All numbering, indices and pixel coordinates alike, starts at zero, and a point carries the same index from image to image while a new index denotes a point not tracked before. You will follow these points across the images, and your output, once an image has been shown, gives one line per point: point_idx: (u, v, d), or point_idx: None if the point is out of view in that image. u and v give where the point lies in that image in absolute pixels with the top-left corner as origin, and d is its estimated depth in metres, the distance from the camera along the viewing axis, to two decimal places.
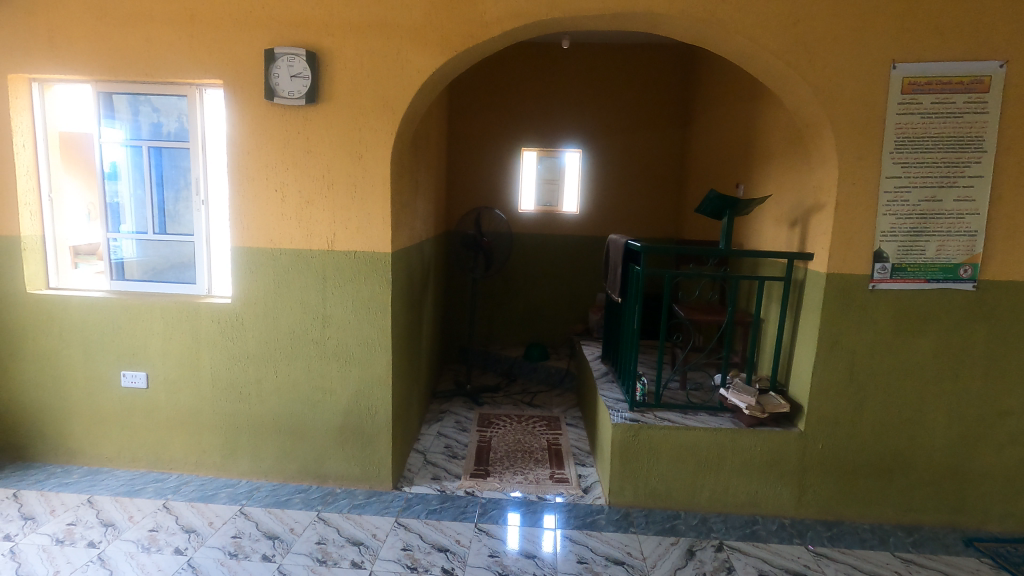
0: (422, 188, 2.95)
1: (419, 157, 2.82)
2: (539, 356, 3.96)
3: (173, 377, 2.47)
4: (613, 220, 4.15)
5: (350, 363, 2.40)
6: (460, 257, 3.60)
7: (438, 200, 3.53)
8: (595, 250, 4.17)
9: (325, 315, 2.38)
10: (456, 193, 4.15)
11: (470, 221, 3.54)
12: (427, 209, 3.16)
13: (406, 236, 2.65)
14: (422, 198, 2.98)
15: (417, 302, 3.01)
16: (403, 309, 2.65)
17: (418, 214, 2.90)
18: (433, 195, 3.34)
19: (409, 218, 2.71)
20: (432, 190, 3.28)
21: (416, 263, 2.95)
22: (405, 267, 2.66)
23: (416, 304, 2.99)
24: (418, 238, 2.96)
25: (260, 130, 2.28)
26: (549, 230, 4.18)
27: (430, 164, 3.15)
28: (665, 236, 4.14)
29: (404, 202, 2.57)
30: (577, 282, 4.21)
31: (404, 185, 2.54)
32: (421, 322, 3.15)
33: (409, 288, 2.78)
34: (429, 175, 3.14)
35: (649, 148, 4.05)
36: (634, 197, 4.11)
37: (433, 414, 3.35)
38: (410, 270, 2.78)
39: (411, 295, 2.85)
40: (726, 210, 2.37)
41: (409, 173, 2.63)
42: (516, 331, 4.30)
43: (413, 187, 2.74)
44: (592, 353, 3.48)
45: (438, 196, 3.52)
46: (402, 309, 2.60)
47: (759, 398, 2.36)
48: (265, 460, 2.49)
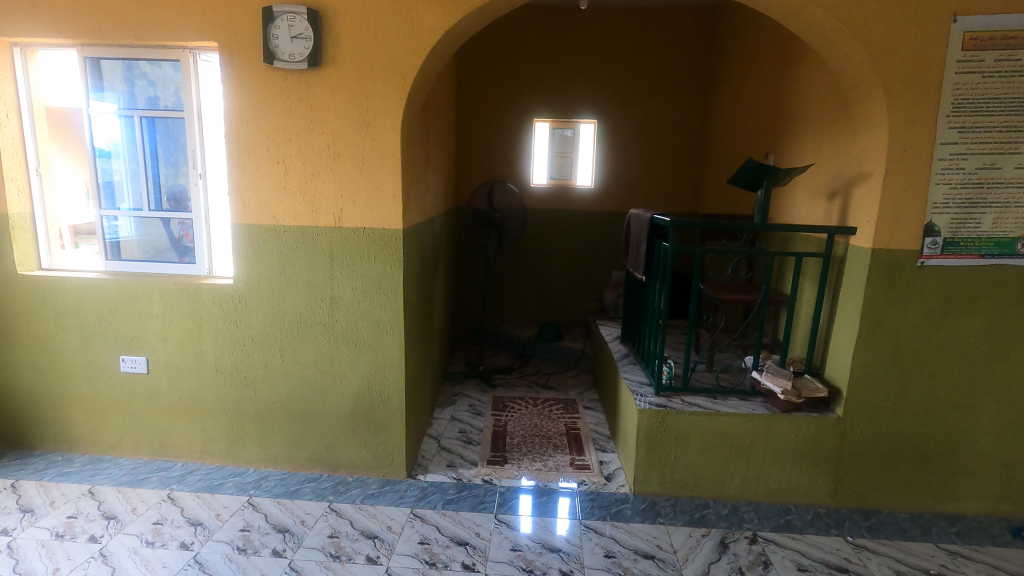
0: (432, 161, 2.78)
1: (429, 127, 2.65)
2: (553, 337, 3.83)
3: (174, 362, 2.35)
4: (630, 194, 3.97)
5: (360, 347, 2.27)
6: (470, 233, 3.44)
7: (447, 174, 3.36)
8: (610, 226, 4.00)
9: (333, 296, 2.24)
10: (465, 167, 3.97)
11: (482, 196, 3.38)
12: (437, 183, 3.00)
13: (417, 213, 2.49)
14: (432, 172, 2.81)
15: (429, 282, 2.87)
16: (415, 290, 2.51)
17: (428, 188, 2.74)
18: (443, 169, 3.17)
19: (420, 192, 2.56)
20: (442, 163, 3.12)
21: (427, 241, 2.80)
22: (416, 244, 2.51)
23: (428, 285, 2.85)
24: (428, 214, 2.80)
25: (259, 97, 2.11)
26: (562, 205, 4.01)
27: (439, 135, 2.98)
28: (684, 211, 3.97)
29: (415, 176, 2.41)
30: (592, 260, 4.06)
31: (414, 157, 2.38)
32: (432, 303, 3.01)
33: (420, 267, 2.64)
34: (439, 148, 2.96)
35: (668, 119, 3.85)
36: (652, 170, 3.93)
37: (445, 397, 3.23)
38: (421, 249, 2.63)
39: (423, 275, 2.71)
40: (762, 180, 2.19)
41: (420, 144, 2.46)
42: (529, 310, 4.16)
43: (423, 160, 2.57)
44: (609, 333, 3.35)
45: (447, 170, 3.35)
46: (414, 290, 2.46)
47: (795, 382, 2.22)
48: (273, 447, 2.38)
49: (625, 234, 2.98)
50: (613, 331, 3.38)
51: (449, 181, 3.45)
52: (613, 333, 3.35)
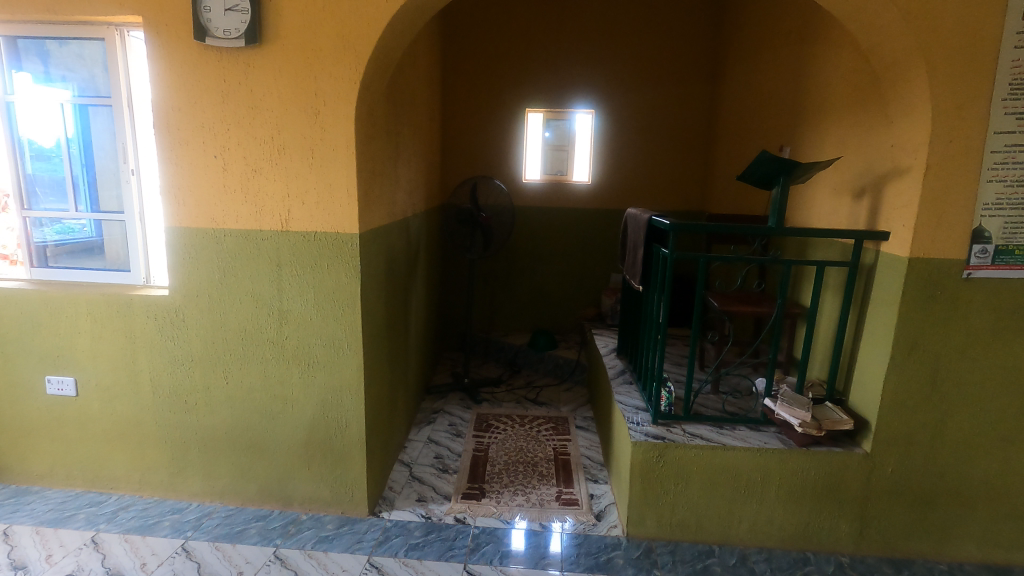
0: (404, 156, 2.49)
1: (399, 117, 2.35)
2: (546, 344, 3.54)
3: (106, 384, 2.07)
4: (631, 191, 3.66)
5: (314, 368, 1.99)
6: (453, 235, 3.15)
7: (427, 169, 3.06)
8: (608, 226, 3.70)
9: (282, 310, 1.96)
10: (452, 161, 3.68)
11: (463, 192, 3.07)
12: (413, 180, 2.71)
13: (383, 214, 2.20)
14: (405, 167, 2.52)
15: (403, 290, 2.59)
16: (382, 300, 2.22)
17: (400, 186, 2.45)
18: (420, 164, 2.88)
19: (388, 189, 2.26)
20: (419, 158, 2.83)
21: (400, 244, 2.51)
22: (383, 249, 2.22)
23: (401, 293, 2.57)
24: (401, 215, 2.51)
25: (191, 81, 1.82)
26: (556, 203, 3.70)
27: (415, 126, 2.68)
28: (689, 209, 3.66)
29: (380, 172, 2.12)
30: (588, 262, 3.76)
31: (378, 151, 2.09)
32: (408, 313, 2.72)
33: (390, 275, 2.35)
34: (413, 141, 2.67)
35: (672, 109, 3.54)
36: (655, 165, 3.61)
37: (425, 414, 2.95)
38: (390, 254, 2.34)
39: (393, 283, 2.42)
40: (779, 177, 1.87)
41: (386, 136, 2.17)
42: (521, 316, 3.87)
43: (392, 154, 2.28)
44: (605, 345, 3.05)
45: (427, 165, 3.06)
46: (379, 302, 2.18)
47: (816, 411, 1.91)
48: (219, 479, 2.11)
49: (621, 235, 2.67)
50: (609, 343, 3.09)
51: (430, 177, 3.16)
52: (610, 345, 3.05)
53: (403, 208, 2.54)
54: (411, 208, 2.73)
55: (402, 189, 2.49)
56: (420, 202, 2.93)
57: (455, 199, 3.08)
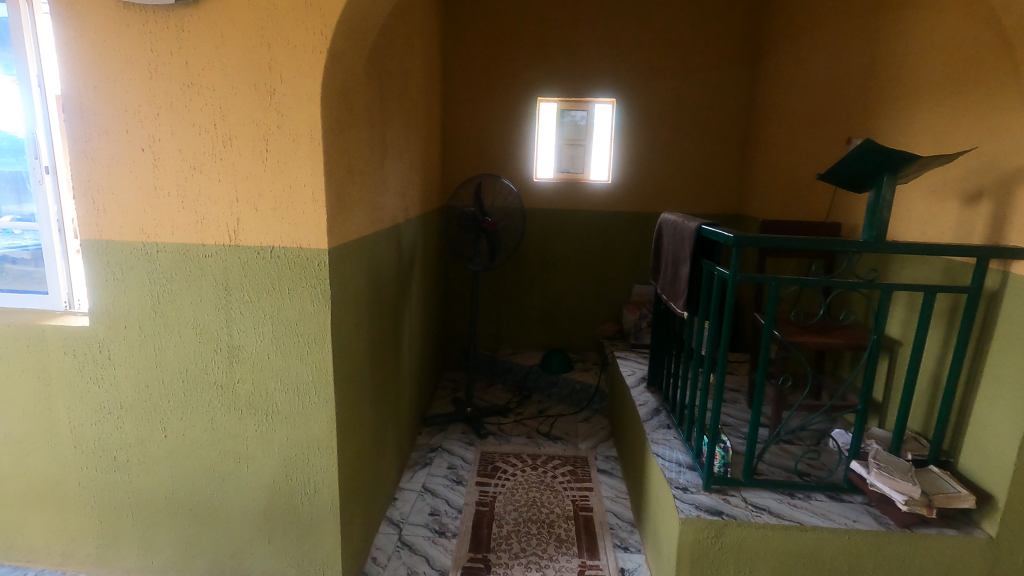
0: (393, 151, 2.07)
1: (386, 103, 1.93)
2: (560, 367, 3.14)
3: (17, 435, 1.66)
4: (657, 192, 3.22)
5: (274, 419, 1.57)
6: (452, 243, 2.71)
7: (423, 167, 2.64)
8: (631, 232, 3.26)
9: (232, 346, 1.53)
10: (453, 158, 3.25)
11: (464, 194, 2.66)
12: (405, 180, 2.29)
13: (366, 223, 1.78)
14: (394, 164, 2.09)
15: (393, 311, 2.17)
16: (365, 328, 1.80)
17: (388, 188, 2.02)
18: (414, 161, 2.46)
19: (374, 192, 1.84)
20: (412, 154, 2.41)
21: (390, 256, 2.09)
22: (366, 266, 1.80)
23: (392, 316, 2.15)
24: (390, 221, 2.09)
25: (109, 53, 1.40)
26: (572, 206, 3.27)
27: (407, 116, 2.25)
28: (723, 213, 3.22)
29: (361, 170, 1.69)
30: (608, 273, 3.33)
31: (358, 144, 1.66)
32: (400, 337, 2.30)
33: (376, 296, 1.92)
34: (405, 133, 2.24)
35: (706, 98, 3.09)
36: (684, 163, 3.17)
37: (420, 453, 2.53)
38: (376, 270, 1.92)
39: (381, 304, 1.99)
40: (877, 177, 1.41)
41: (368, 125, 1.74)
42: (531, 333, 3.44)
43: (376, 148, 1.85)
44: (631, 372, 2.62)
45: (423, 163, 2.64)
46: (361, 332, 1.76)
47: (919, 480, 1.47)
48: (160, 553, 1.69)
49: (653, 246, 2.23)
50: (635, 369, 2.66)
51: (427, 176, 2.74)
52: (637, 372, 2.61)
53: (393, 213, 2.12)
54: (404, 213, 2.31)
55: (391, 191, 2.07)
56: (415, 206, 2.50)
57: (455, 202, 2.66)
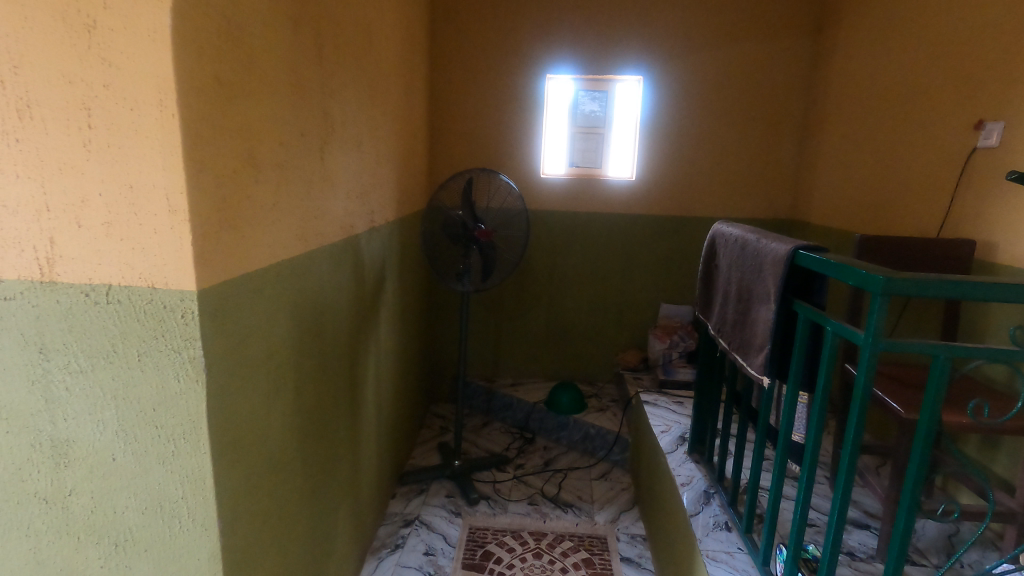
0: (346, 136, 1.50)
1: (330, 66, 1.36)
2: (571, 408, 2.54)
3: None
4: (692, 194, 2.65)
5: (127, 552, 0.99)
6: (430, 252, 2.04)
7: (398, 160, 2.08)
8: (659, 240, 2.70)
9: (55, 440, 0.96)
10: (444, 149, 2.67)
11: (448, 196, 2.04)
12: (368, 176, 1.73)
13: (296, 239, 1.22)
14: (348, 154, 1.53)
15: (349, 354, 1.61)
16: (292, 393, 1.24)
17: (338, 187, 1.46)
18: (385, 152, 1.89)
19: (311, 195, 1.28)
20: (381, 143, 1.84)
21: (342, 279, 1.52)
22: (296, 303, 1.24)
23: (346, 360, 1.59)
24: (344, 233, 1.52)
25: None
26: (587, 208, 2.70)
27: (370, 92, 1.69)
28: (773, 218, 2.65)
29: (282, 162, 1.13)
30: (629, 289, 2.77)
31: (276, 122, 1.10)
32: (361, 385, 1.74)
33: (315, 341, 1.36)
34: (367, 113, 1.68)
35: (755, 78, 2.51)
36: (727, 157, 2.60)
37: (391, 529, 1.96)
38: (317, 304, 1.35)
39: (326, 350, 1.43)
40: None
41: (295, 96, 1.17)
42: (537, 360, 2.88)
43: (314, 131, 1.29)
44: (666, 426, 2.00)
45: (398, 156, 2.07)
46: (284, 401, 1.19)
47: None
48: None
49: (700, 268, 1.64)
50: (670, 421, 2.04)
51: (405, 172, 2.17)
52: (673, 426, 1.99)
53: (347, 222, 1.55)
54: (368, 219, 1.74)
55: (344, 192, 1.51)
56: (386, 210, 1.94)
57: (435, 206, 2.04)
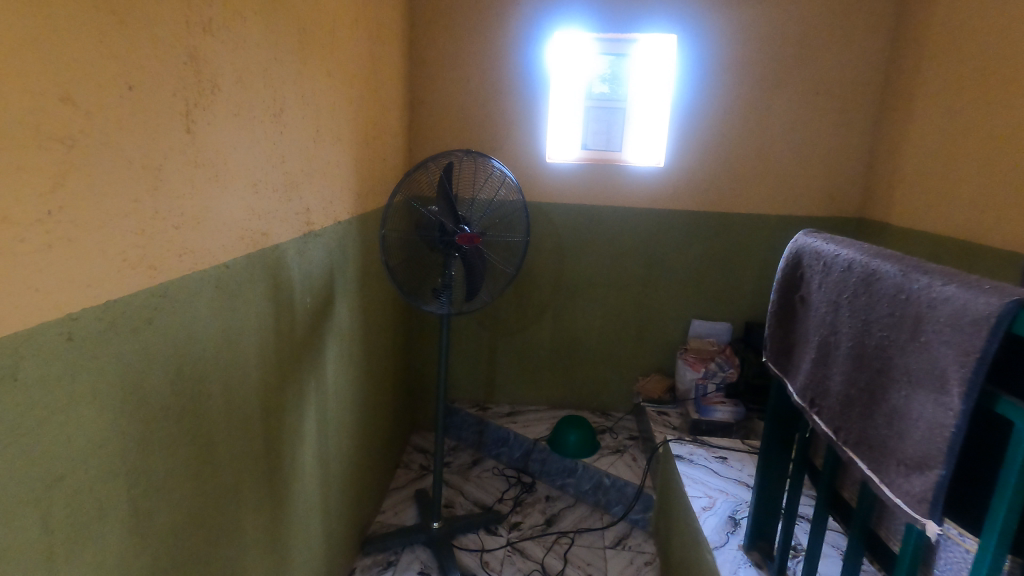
0: (257, 104, 1.02)
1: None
2: (580, 449, 2.06)
3: None
4: (735, 186, 2.14)
5: None
6: (390, 259, 1.48)
7: (360, 142, 1.61)
8: (692, 243, 2.20)
9: None
10: (429, 132, 2.19)
11: (417, 186, 1.50)
12: (306, 164, 1.25)
13: (134, 268, 0.73)
14: (262, 132, 1.05)
15: (270, 417, 1.13)
16: (135, 524, 0.76)
17: (240, 180, 0.98)
18: (336, 130, 1.42)
19: (174, 197, 0.80)
20: (330, 119, 1.37)
21: (253, 315, 1.05)
22: (140, 377, 0.75)
23: (266, 428, 1.12)
24: (256, 247, 1.04)
25: None
26: (603, 202, 2.20)
27: (306, 47, 1.21)
28: (835, 219, 2.13)
29: (86, 142, 0.65)
30: (653, 302, 2.27)
31: (69, 71, 0.62)
32: (297, 450, 1.27)
33: (193, 421, 0.88)
34: (301, 77, 1.20)
35: (817, 42, 1.99)
36: (780, 142, 2.09)
37: None
38: (193, 363, 0.87)
39: (218, 426, 0.95)
40: None
41: (124, 29, 0.70)
42: (539, 383, 2.42)
43: (181, 93, 0.81)
44: (708, 502, 1.47)
45: (360, 137, 1.60)
46: (110, 542, 0.72)
47: None
48: None
49: (772, 299, 1.13)
50: (712, 491, 1.51)
51: (371, 159, 1.70)
52: (718, 502, 1.46)
53: (263, 230, 1.07)
54: (307, 223, 1.27)
55: (253, 187, 1.03)
56: (340, 208, 1.47)
57: (397, 195, 1.45)
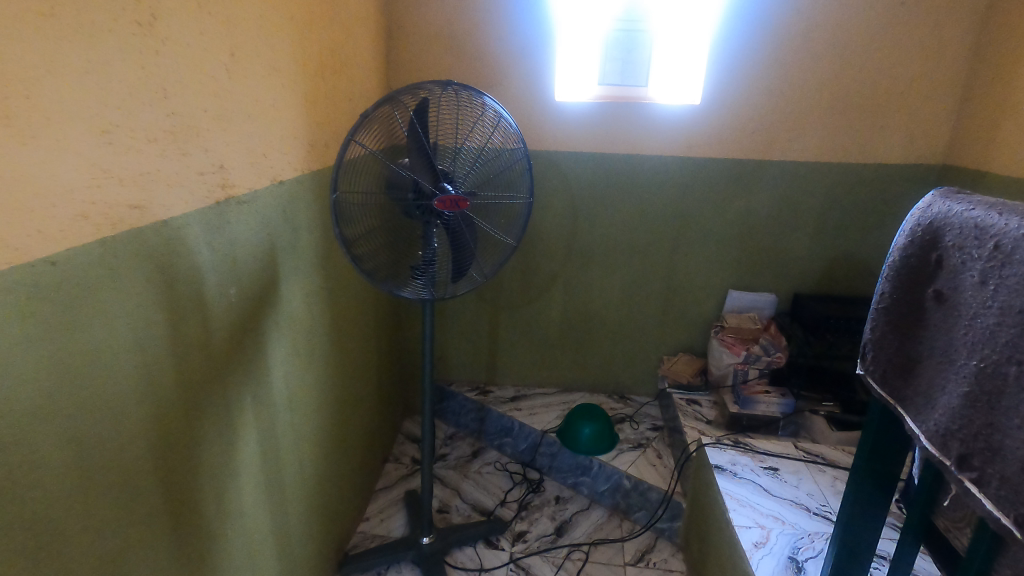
0: (101, 5, 0.65)
1: None
2: (595, 445, 1.76)
3: None
4: (789, 129, 1.74)
5: None
6: (347, 231, 1.10)
7: (312, 76, 1.23)
8: (732, 199, 1.81)
9: None
10: (413, 67, 1.79)
11: (382, 131, 1.11)
12: (214, 102, 0.88)
13: None
14: (116, 49, 0.68)
15: (171, 462, 0.82)
16: None
17: (71, 124, 0.62)
18: (269, 57, 1.04)
19: None
20: (254, 38, 0.98)
21: (122, 328, 0.71)
22: None
23: (167, 477, 0.81)
24: (119, 226, 0.70)
25: None
26: (625, 149, 1.81)
27: None
28: (913, 169, 1.73)
29: None
30: (683, 271, 1.92)
31: None
32: (228, 490, 0.97)
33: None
34: None
35: None
36: (849, 72, 1.67)
37: None
38: None
39: (61, 505, 0.63)
40: None
41: None
42: (549, 364, 2.11)
43: None
44: (762, 536, 1.16)
45: (310, 68, 1.22)
46: None
47: None
48: None
49: (878, 293, 0.78)
50: (764, 518, 1.21)
51: (329, 101, 1.32)
52: (775, 536, 1.15)
53: (134, 200, 0.72)
54: (224, 186, 0.92)
55: (101, 133, 0.66)
56: (281, 164, 1.11)
57: (353, 142, 1.06)
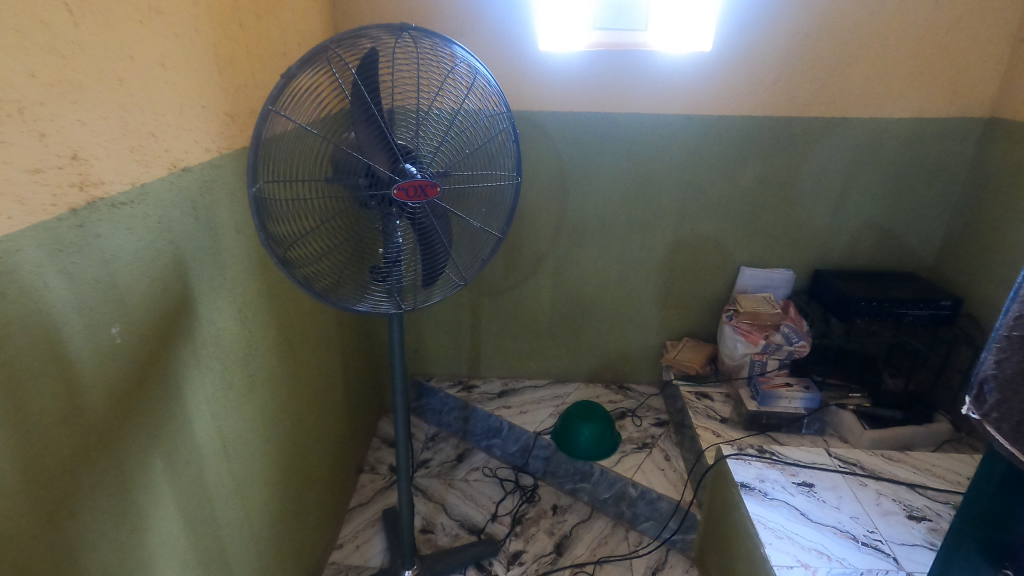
0: None
1: None
2: (596, 451, 1.56)
3: None
4: (816, 78, 1.48)
5: None
6: (279, 235, 0.82)
7: (222, 21, 0.92)
8: (747, 163, 1.57)
9: None
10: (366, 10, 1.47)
11: (317, 95, 0.81)
12: (50, 62, 0.59)
13: None
14: None
15: None
16: None
17: None
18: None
19: None
20: None
21: None
22: None
23: None
24: None
25: None
26: (623, 106, 1.53)
27: None
28: (956, 123, 1.49)
29: None
30: (689, 246, 1.68)
31: None
32: None
33: None
34: None
35: None
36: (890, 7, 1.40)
37: None
38: None
39: None
40: None
41: None
42: (539, 353, 1.88)
43: None
44: None
45: (218, 11, 0.91)
46: None
47: None
48: None
49: (1013, 315, 0.60)
50: (808, 555, 1.02)
51: (251, 54, 1.02)
52: None
53: None
54: (84, 186, 0.64)
55: None
56: (185, 145, 0.83)
57: (278, 114, 0.76)
